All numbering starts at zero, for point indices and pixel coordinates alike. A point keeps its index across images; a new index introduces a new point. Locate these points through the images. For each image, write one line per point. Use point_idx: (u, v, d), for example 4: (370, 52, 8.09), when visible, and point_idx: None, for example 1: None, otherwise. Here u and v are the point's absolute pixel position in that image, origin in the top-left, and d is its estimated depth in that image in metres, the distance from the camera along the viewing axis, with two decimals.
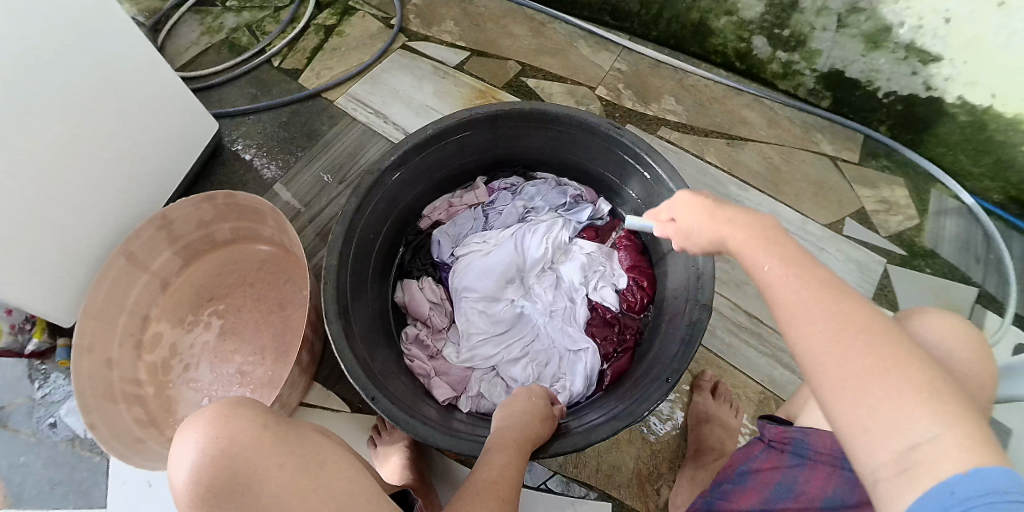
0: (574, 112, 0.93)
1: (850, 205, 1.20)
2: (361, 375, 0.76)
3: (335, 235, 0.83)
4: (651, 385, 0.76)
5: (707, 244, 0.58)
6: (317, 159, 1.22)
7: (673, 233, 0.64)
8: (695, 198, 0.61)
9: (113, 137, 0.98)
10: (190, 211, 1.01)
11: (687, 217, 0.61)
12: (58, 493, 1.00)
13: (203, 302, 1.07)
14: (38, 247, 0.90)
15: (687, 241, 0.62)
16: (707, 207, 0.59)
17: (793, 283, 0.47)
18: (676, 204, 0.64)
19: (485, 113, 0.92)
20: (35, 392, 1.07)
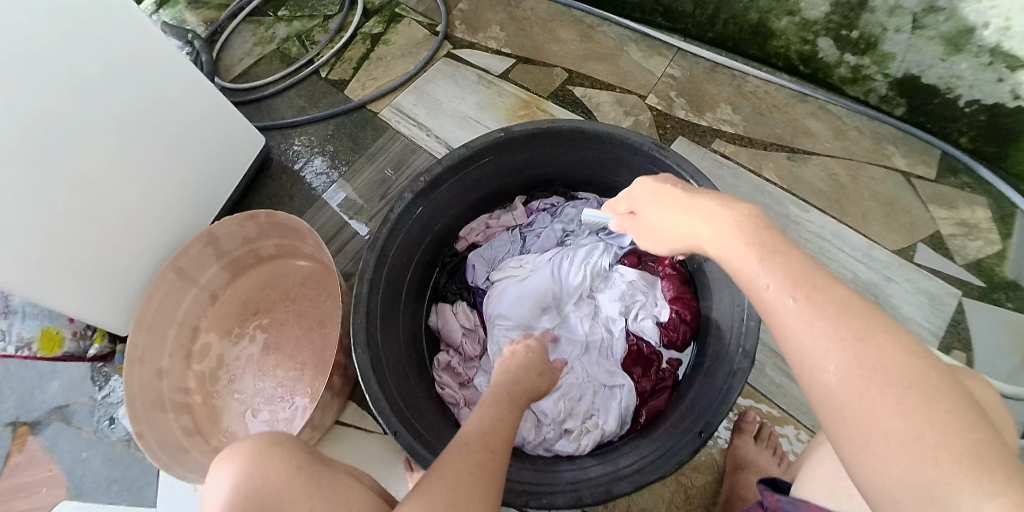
0: (616, 130, 0.88)
1: (924, 228, 1.09)
2: (387, 408, 0.75)
3: (367, 262, 0.83)
4: (683, 439, 0.72)
5: (671, 238, 0.58)
6: (360, 172, 1.22)
7: (637, 226, 0.66)
8: (664, 193, 0.60)
9: (163, 156, 1.00)
10: (235, 228, 1.03)
11: (653, 213, 0.61)
12: (114, 489, 1.07)
13: (249, 315, 1.11)
14: (95, 263, 0.94)
15: (652, 238, 0.62)
16: (676, 199, 0.58)
17: (813, 312, 0.42)
18: (640, 196, 0.65)
19: (522, 131, 0.88)
20: (97, 392, 1.15)
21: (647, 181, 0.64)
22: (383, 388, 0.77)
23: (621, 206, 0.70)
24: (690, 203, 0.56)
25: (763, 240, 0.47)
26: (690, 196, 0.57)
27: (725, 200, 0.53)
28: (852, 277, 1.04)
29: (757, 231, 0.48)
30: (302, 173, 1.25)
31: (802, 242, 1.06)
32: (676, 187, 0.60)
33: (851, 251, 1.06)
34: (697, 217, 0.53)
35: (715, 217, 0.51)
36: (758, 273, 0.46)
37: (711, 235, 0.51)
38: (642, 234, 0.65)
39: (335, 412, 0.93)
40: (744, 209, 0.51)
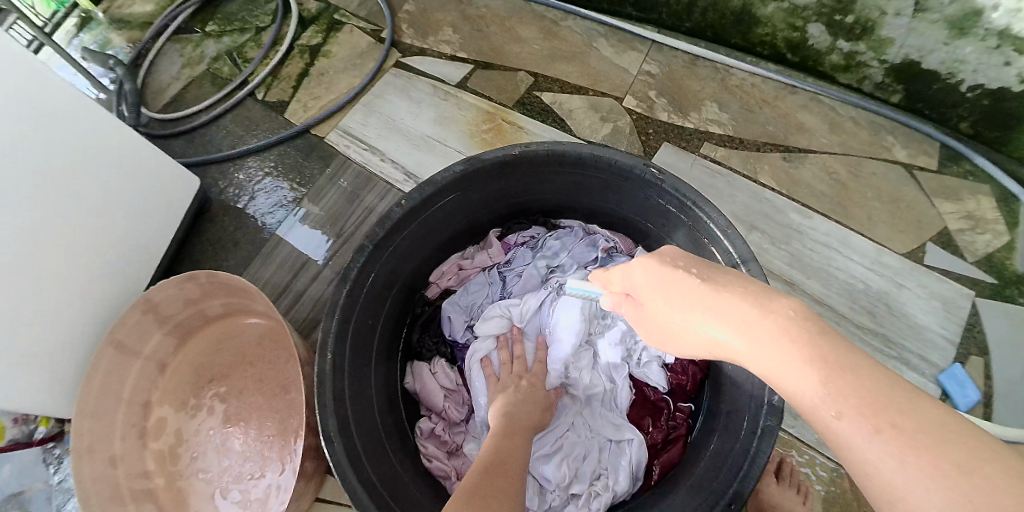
0: (601, 151, 0.75)
1: (930, 225, 1.02)
2: (369, 505, 0.66)
3: (326, 336, 0.72)
4: (709, 510, 0.65)
5: (691, 335, 0.53)
6: (315, 203, 1.09)
7: (642, 315, 0.59)
8: (674, 283, 0.54)
9: (88, 225, 0.91)
10: (174, 292, 0.94)
11: (665, 310, 0.55)
12: None
13: (205, 383, 1.02)
14: (30, 349, 0.83)
15: (669, 337, 0.56)
16: (693, 292, 0.52)
17: (894, 452, 0.38)
18: (640, 281, 0.58)
19: (492, 161, 0.76)
20: (52, 476, 1.02)
21: (650, 266, 0.57)
22: (362, 479, 0.68)
23: (614, 286, 0.64)
24: (711, 302, 0.50)
25: (820, 350, 0.43)
26: (707, 292, 0.51)
27: (756, 299, 0.48)
28: (863, 286, 0.97)
29: (808, 338, 0.44)
30: (245, 212, 1.12)
31: (806, 254, 0.98)
32: (687, 274, 0.54)
33: (859, 258, 0.98)
34: (726, 321, 0.48)
35: (749, 328, 0.46)
36: (819, 399, 0.41)
37: (753, 351, 0.46)
38: (646, 325, 0.59)
39: (312, 492, 0.86)
40: (785, 308, 0.46)
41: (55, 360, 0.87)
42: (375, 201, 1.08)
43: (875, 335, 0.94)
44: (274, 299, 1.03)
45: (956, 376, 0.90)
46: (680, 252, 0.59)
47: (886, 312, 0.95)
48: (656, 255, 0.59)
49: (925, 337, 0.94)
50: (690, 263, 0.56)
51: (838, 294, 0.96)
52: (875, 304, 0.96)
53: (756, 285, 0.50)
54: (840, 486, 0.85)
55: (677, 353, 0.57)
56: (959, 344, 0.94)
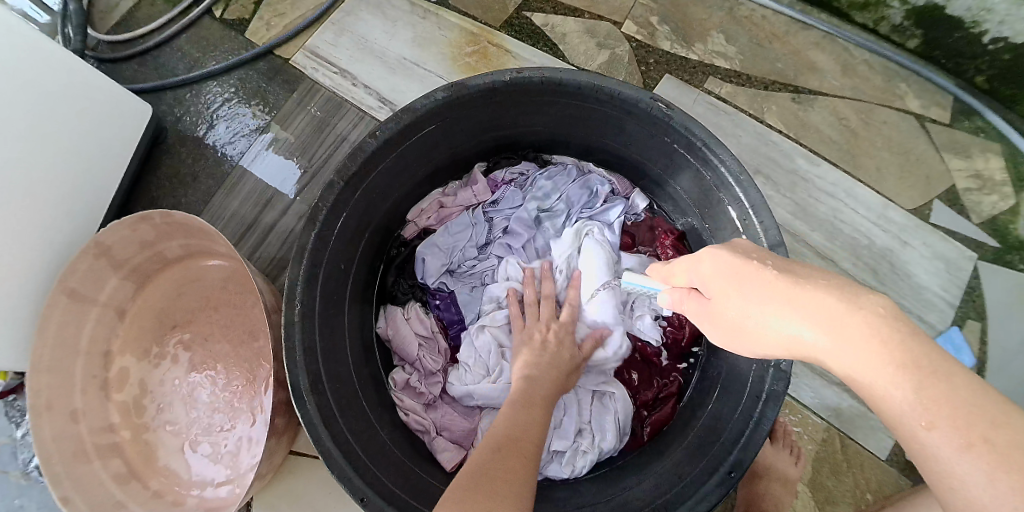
0: (601, 82, 0.67)
1: (939, 182, 0.96)
2: (346, 469, 0.62)
3: (292, 283, 0.66)
4: (708, 478, 0.63)
5: (764, 336, 0.47)
6: (281, 132, 1.01)
7: (706, 311, 0.54)
8: (747, 277, 0.48)
9: (30, 163, 0.81)
10: (126, 234, 0.85)
11: (737, 304, 0.49)
12: None
13: (167, 330, 0.96)
14: None
15: (740, 335, 0.50)
16: (770, 284, 0.46)
17: (979, 460, 0.34)
18: (709, 275, 0.53)
19: (478, 91, 0.68)
20: (15, 431, 0.98)
21: (723, 256, 0.52)
22: (336, 438, 0.64)
23: (677, 282, 0.59)
24: (791, 295, 0.45)
25: (912, 353, 0.38)
26: (785, 285, 0.45)
27: (844, 292, 0.42)
28: (867, 241, 0.93)
29: (899, 339, 0.38)
30: (204, 141, 1.03)
31: (812, 204, 0.94)
32: (763, 267, 0.48)
33: (865, 212, 0.94)
34: (807, 320, 0.43)
35: (835, 325, 0.41)
36: (905, 405, 0.37)
37: (838, 352, 0.40)
38: (710, 322, 0.54)
39: (285, 446, 0.82)
40: (874, 305, 0.40)
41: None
42: (348, 130, 1.00)
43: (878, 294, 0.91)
44: (235, 240, 0.97)
45: (954, 339, 0.89)
46: (753, 246, 0.53)
47: (889, 270, 0.92)
48: (728, 247, 0.54)
49: (924, 298, 0.91)
50: (766, 257, 0.51)
51: (844, 248, 0.92)
52: (878, 262, 0.92)
53: (842, 278, 0.43)
54: (828, 444, 0.85)
55: (746, 354, 0.52)
56: (959, 306, 0.91)
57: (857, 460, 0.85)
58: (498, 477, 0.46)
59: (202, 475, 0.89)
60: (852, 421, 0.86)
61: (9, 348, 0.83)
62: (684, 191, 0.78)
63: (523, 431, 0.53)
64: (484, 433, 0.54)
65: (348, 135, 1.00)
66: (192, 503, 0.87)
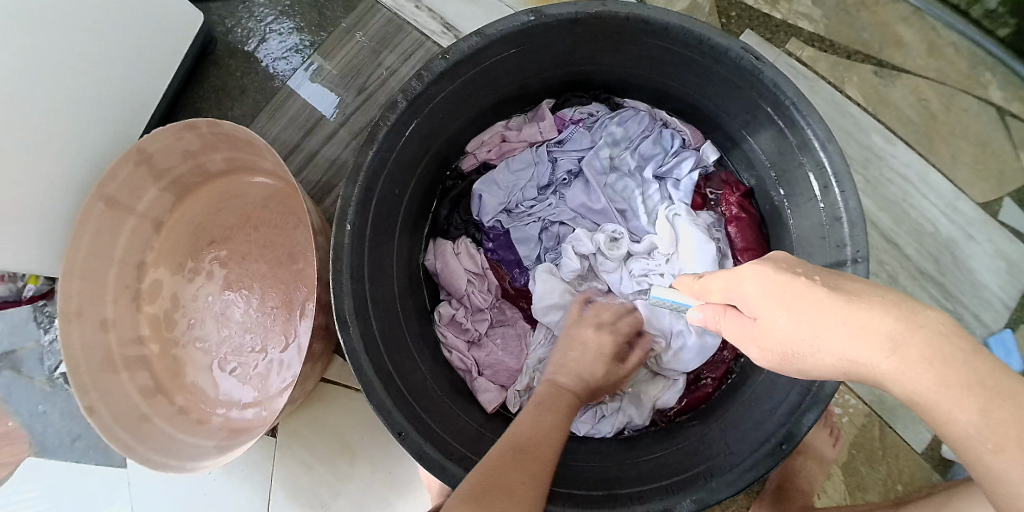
0: (690, 22, 0.63)
1: (1014, 179, 0.92)
2: (389, 403, 0.61)
3: (345, 204, 0.63)
4: (757, 447, 0.62)
5: (817, 363, 0.42)
6: (336, 49, 0.98)
7: (750, 330, 0.47)
8: (800, 296, 0.42)
9: (76, 60, 0.78)
10: (170, 143, 0.82)
11: (784, 324, 0.43)
12: (80, 447, 0.94)
13: (202, 246, 0.94)
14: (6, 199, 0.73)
15: (790, 356, 0.44)
16: (820, 306, 0.40)
17: None
18: (749, 293, 0.46)
19: (556, 17, 0.64)
20: (44, 337, 0.97)
21: (765, 273, 0.45)
22: (378, 371, 0.63)
23: (709, 297, 0.53)
24: (847, 315, 0.38)
25: (978, 374, 0.34)
26: (839, 305, 0.39)
27: (901, 308, 0.37)
28: (932, 230, 0.90)
29: (966, 360, 0.34)
30: (255, 54, 0.99)
31: (881, 183, 0.90)
32: (811, 283, 0.42)
33: (934, 199, 0.90)
34: (863, 345, 0.37)
35: (898, 348, 0.36)
36: (972, 430, 0.33)
37: (903, 378, 0.36)
38: (755, 343, 0.47)
39: (319, 373, 0.80)
40: (936, 322, 0.35)
41: (35, 213, 0.78)
42: (408, 54, 0.96)
43: (935, 284, 0.88)
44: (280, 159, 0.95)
45: (1006, 343, 0.86)
46: (796, 260, 0.47)
47: (950, 262, 0.89)
48: (770, 262, 0.47)
49: (981, 296, 0.89)
50: (812, 269, 0.45)
51: (907, 234, 0.90)
52: (939, 253, 0.89)
53: (897, 292, 0.38)
54: (868, 430, 0.84)
55: (795, 376, 0.45)
56: (1017, 309, 0.88)
57: (894, 449, 0.83)
58: (515, 472, 0.46)
59: (230, 396, 0.90)
60: (894, 413, 0.84)
61: (41, 250, 0.81)
62: (761, 151, 0.75)
63: (539, 432, 0.52)
64: (503, 435, 0.54)
65: (407, 59, 0.97)
66: (217, 422, 0.89)
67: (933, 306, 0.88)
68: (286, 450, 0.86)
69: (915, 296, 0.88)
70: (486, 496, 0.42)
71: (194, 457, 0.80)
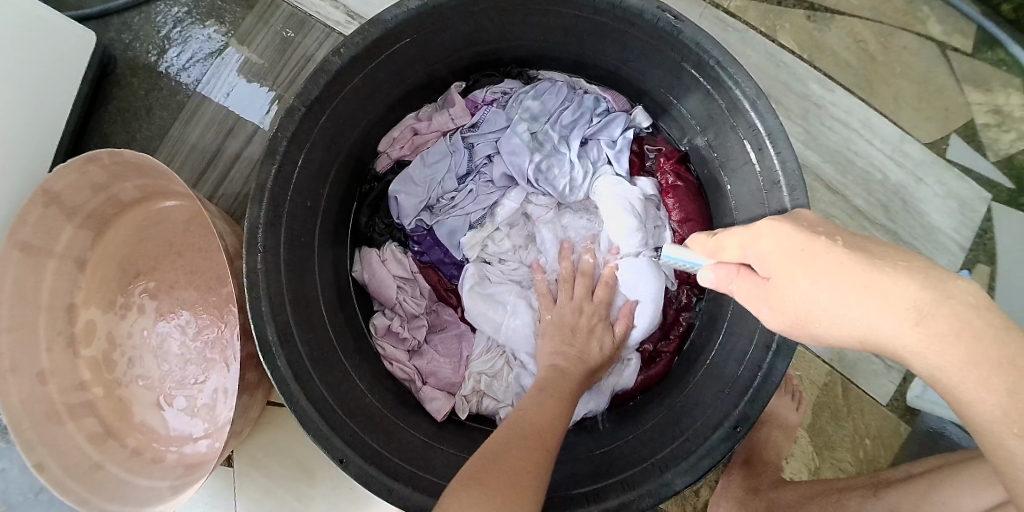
0: None
1: (958, 115, 0.89)
2: (323, 429, 0.59)
3: (253, 225, 0.59)
4: (710, 433, 0.60)
5: (837, 334, 0.41)
6: (243, 54, 0.92)
7: (761, 290, 0.47)
8: (819, 257, 0.42)
9: None
10: (75, 177, 0.77)
11: (804, 286, 0.43)
12: (45, 500, 0.92)
13: (131, 280, 0.90)
14: None
15: (804, 319, 0.44)
16: (844, 275, 0.40)
17: None
18: (768, 252, 0.46)
19: None
20: None
21: (787, 234, 0.45)
22: (312, 397, 0.60)
23: (724, 256, 0.52)
24: (871, 280, 0.39)
25: (1010, 351, 0.33)
26: (863, 270, 0.39)
27: (928, 279, 0.36)
28: (879, 176, 0.88)
29: (998, 335, 0.33)
30: (157, 68, 0.94)
31: (824, 133, 0.88)
32: (834, 246, 0.42)
33: (879, 145, 0.88)
34: (887, 315, 0.37)
35: (923, 319, 0.36)
36: (998, 413, 0.33)
37: (925, 352, 0.35)
38: (766, 303, 0.47)
39: (262, 399, 0.77)
40: (964, 292, 0.35)
41: None
42: (317, 48, 0.92)
43: (887, 231, 0.86)
44: (195, 180, 0.90)
45: None
46: (819, 220, 0.48)
47: (900, 207, 0.87)
48: (790, 221, 0.48)
49: (935, 239, 0.87)
50: (836, 233, 0.44)
51: (855, 182, 0.87)
52: (889, 199, 0.87)
53: (924, 260, 0.38)
54: (830, 389, 0.83)
55: (804, 339, 0.45)
56: (970, 248, 0.87)
57: (858, 405, 0.83)
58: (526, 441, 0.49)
59: (181, 430, 0.87)
60: (856, 367, 0.83)
61: None
62: (689, 114, 0.72)
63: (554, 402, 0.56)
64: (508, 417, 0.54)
65: (316, 56, 0.92)
66: (171, 459, 0.86)
67: None
68: (245, 478, 0.83)
69: None
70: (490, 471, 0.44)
71: (145, 502, 0.77)
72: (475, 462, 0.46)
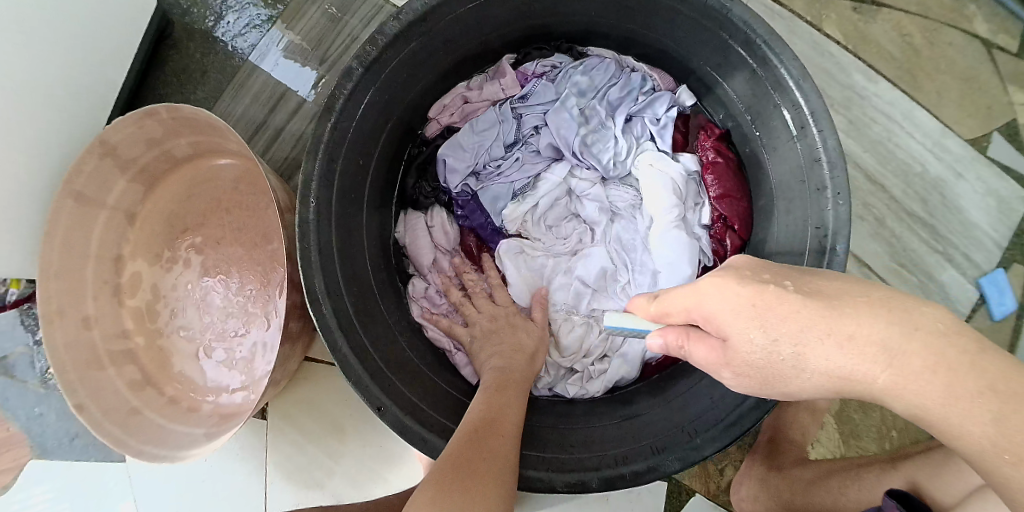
0: None
1: (1001, 114, 0.89)
2: (365, 377, 0.60)
3: (308, 179, 0.61)
4: (741, 401, 0.60)
5: (806, 384, 0.41)
6: (297, 22, 0.95)
7: (720, 353, 0.44)
8: (775, 311, 0.40)
9: (30, 50, 0.75)
10: (133, 130, 0.80)
11: (765, 343, 0.40)
12: (78, 445, 0.93)
13: (179, 234, 0.93)
14: None
15: (771, 377, 0.42)
16: (804, 327, 0.39)
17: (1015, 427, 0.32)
18: (717, 312, 0.43)
19: None
20: (31, 339, 0.95)
21: (730, 290, 0.42)
22: (354, 347, 0.62)
23: (671, 319, 0.48)
24: (832, 327, 0.38)
25: (987, 377, 0.34)
26: (819, 318, 0.38)
27: (893, 313, 0.37)
28: (918, 170, 0.88)
29: (971, 361, 0.35)
30: (214, 33, 0.97)
31: (864, 124, 0.88)
32: (787, 294, 0.40)
33: (920, 139, 0.88)
34: (861, 359, 0.37)
35: (895, 361, 0.36)
36: (985, 441, 0.34)
37: (906, 391, 0.36)
38: (729, 367, 0.44)
39: (300, 353, 0.80)
40: (932, 321, 0.36)
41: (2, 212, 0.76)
42: (370, 19, 0.94)
43: (922, 225, 0.87)
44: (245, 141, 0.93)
45: (998, 281, 0.85)
46: (753, 265, 0.45)
47: (938, 202, 0.87)
48: (728, 272, 0.44)
49: (971, 236, 0.87)
50: (779, 277, 0.43)
51: (893, 174, 0.88)
52: (927, 193, 0.87)
53: (882, 290, 0.39)
54: None
55: (776, 397, 0.44)
56: (1007, 246, 0.87)
57: None
58: (478, 455, 0.50)
59: (217, 382, 0.90)
60: None
61: (13, 249, 0.79)
62: (735, 94, 0.73)
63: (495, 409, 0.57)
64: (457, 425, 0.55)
65: (368, 28, 0.94)
66: (206, 409, 0.88)
67: (923, 248, 0.86)
68: (276, 430, 0.86)
69: (901, 237, 0.86)
70: (451, 487, 0.45)
71: (184, 446, 0.80)
72: (436, 476, 0.47)
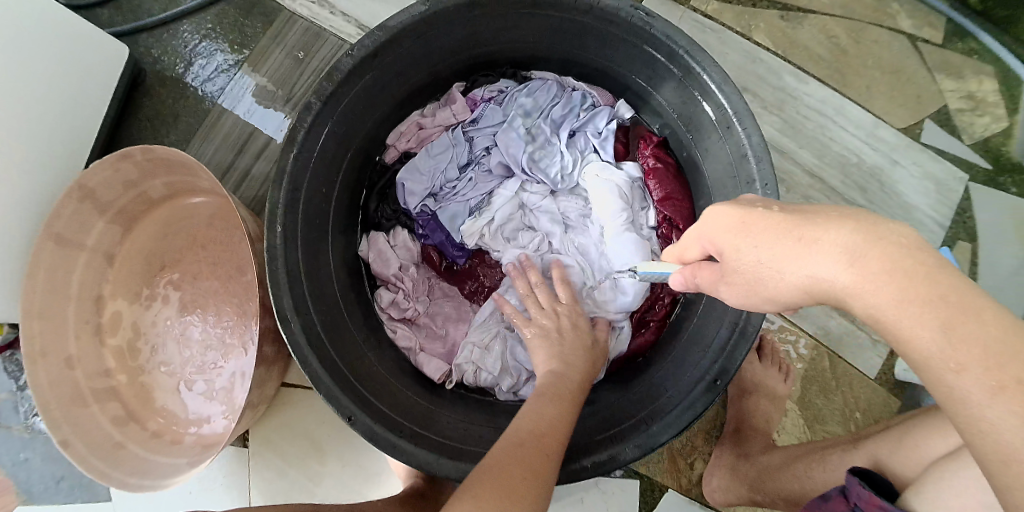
0: None
1: (931, 102, 0.94)
2: (336, 390, 0.63)
3: (273, 208, 0.65)
4: (693, 388, 0.63)
5: (791, 295, 0.44)
6: (259, 66, 1.00)
7: (717, 272, 0.50)
8: (757, 225, 0.46)
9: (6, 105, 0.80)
10: (107, 174, 0.84)
11: (749, 254, 0.46)
12: (65, 487, 0.94)
13: (156, 272, 0.96)
14: None
15: (755, 286, 0.46)
16: (781, 238, 0.43)
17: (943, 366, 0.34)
18: (713, 232, 0.50)
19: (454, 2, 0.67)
20: (15, 385, 0.96)
21: (728, 212, 0.49)
22: (325, 363, 0.65)
23: (685, 251, 0.55)
24: (805, 233, 0.43)
25: (939, 287, 0.36)
26: (796, 226, 0.43)
27: (861, 224, 0.41)
28: (856, 160, 0.92)
29: (925, 272, 0.37)
30: (183, 80, 1.02)
31: (802, 121, 0.93)
32: (769, 213, 0.46)
33: (855, 131, 0.93)
34: (829, 261, 0.40)
35: (858, 260, 0.39)
36: (934, 348, 0.35)
37: (863, 289, 0.38)
38: (725, 283, 0.49)
39: (276, 377, 0.82)
40: (896, 235, 0.39)
41: None
42: (328, 58, 0.99)
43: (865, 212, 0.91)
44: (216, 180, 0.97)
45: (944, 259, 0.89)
46: (756, 199, 0.51)
47: (878, 189, 0.92)
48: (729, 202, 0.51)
49: (913, 219, 0.91)
50: (770, 204, 0.49)
51: (832, 165, 0.92)
52: (867, 182, 0.92)
53: (853, 210, 0.42)
54: (819, 362, 0.86)
55: (765, 306, 0.47)
56: (948, 227, 0.91)
57: (846, 377, 0.86)
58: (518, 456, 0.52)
59: (199, 413, 0.92)
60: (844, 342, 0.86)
61: None
62: (667, 104, 0.78)
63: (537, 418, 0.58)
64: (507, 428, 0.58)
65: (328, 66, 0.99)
66: (189, 440, 0.90)
67: None
68: (258, 456, 0.88)
69: None
70: (490, 490, 0.48)
71: (168, 475, 0.82)
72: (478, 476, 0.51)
